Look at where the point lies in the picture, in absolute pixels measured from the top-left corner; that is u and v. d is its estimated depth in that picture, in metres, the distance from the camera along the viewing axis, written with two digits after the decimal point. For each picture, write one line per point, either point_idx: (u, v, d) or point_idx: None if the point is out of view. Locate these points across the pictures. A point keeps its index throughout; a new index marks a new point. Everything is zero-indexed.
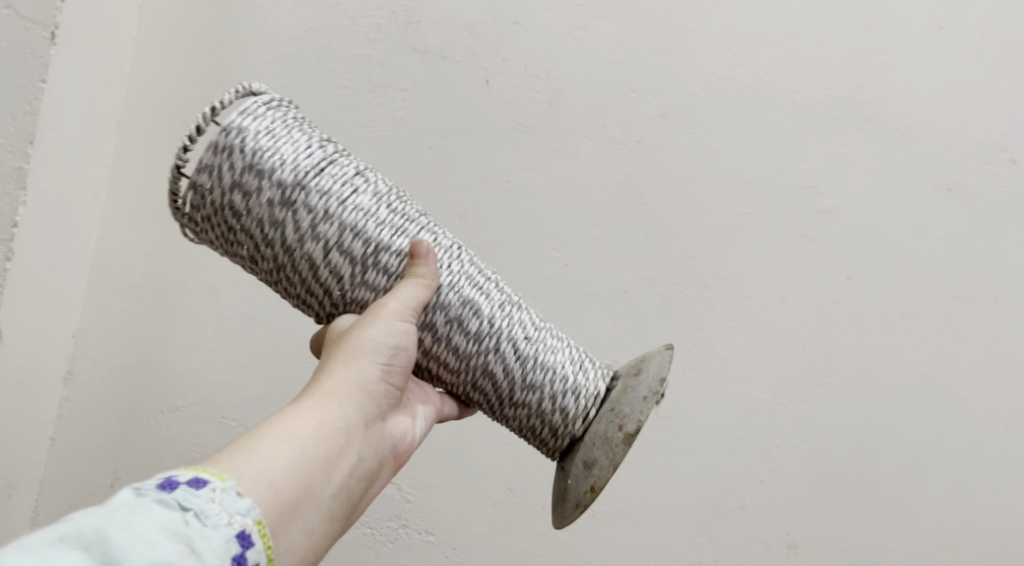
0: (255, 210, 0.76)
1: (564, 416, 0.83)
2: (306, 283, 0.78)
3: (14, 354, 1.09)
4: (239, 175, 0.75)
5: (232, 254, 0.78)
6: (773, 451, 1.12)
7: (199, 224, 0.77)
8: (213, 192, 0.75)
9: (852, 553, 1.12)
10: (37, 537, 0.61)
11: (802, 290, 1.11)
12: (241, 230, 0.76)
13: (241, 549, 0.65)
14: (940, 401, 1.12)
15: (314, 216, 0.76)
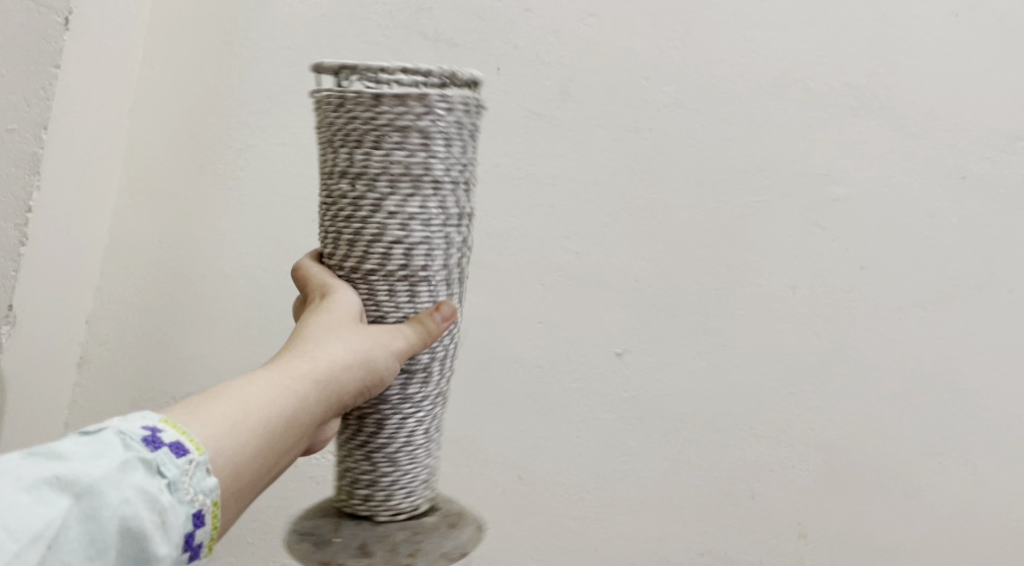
0: (392, 157, 0.75)
1: (386, 495, 0.79)
2: (355, 237, 0.77)
3: (29, 339, 1.10)
4: (411, 131, 0.75)
5: (336, 150, 0.76)
6: (784, 441, 1.11)
7: (342, 107, 0.75)
8: (382, 116, 0.74)
9: (862, 542, 1.12)
10: (22, 465, 0.57)
11: (815, 279, 1.11)
12: (366, 151, 0.75)
13: (193, 529, 0.60)
14: (952, 391, 1.11)
15: (420, 212, 0.76)
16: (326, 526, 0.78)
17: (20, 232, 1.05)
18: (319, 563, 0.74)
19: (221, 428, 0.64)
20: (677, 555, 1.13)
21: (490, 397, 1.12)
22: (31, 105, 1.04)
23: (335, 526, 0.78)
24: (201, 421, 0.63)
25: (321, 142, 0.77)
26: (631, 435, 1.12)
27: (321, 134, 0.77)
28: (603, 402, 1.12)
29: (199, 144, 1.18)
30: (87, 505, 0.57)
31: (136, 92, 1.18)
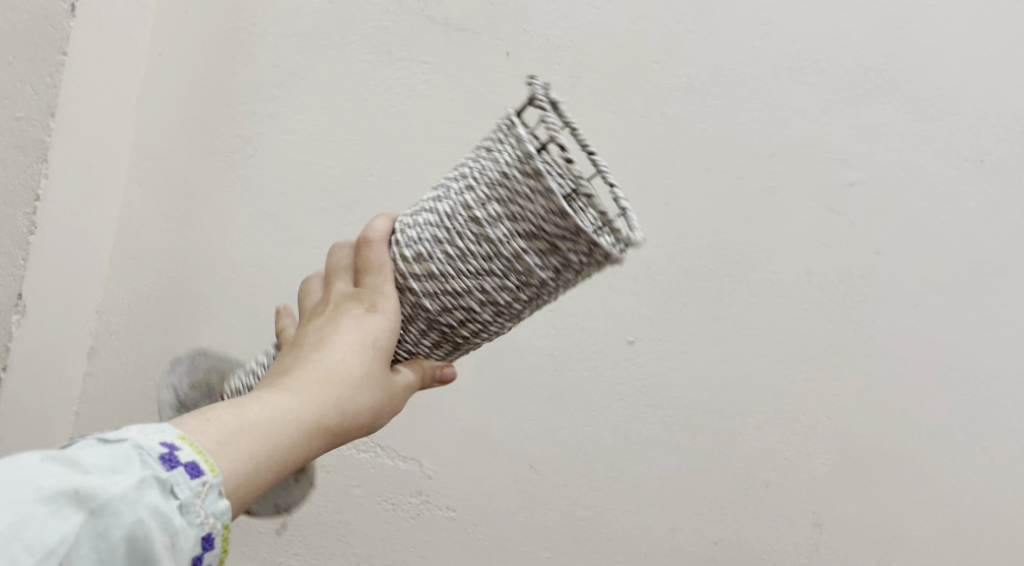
0: (525, 254, 0.68)
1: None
2: (436, 275, 0.71)
3: (40, 330, 1.09)
4: (560, 257, 0.68)
5: (491, 197, 0.69)
6: (799, 429, 1.10)
7: (529, 178, 0.68)
8: (549, 226, 0.68)
9: (877, 531, 1.11)
10: (45, 473, 0.58)
11: (829, 265, 1.09)
12: (512, 228, 0.68)
13: (201, 552, 0.60)
14: (970, 378, 1.09)
15: (501, 307, 0.70)
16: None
17: (30, 220, 1.04)
18: None
19: (240, 464, 0.63)
20: (690, 544, 1.11)
21: (501, 386, 1.12)
22: (39, 91, 1.03)
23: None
24: (230, 454, 0.63)
25: (488, 173, 0.70)
26: (643, 423, 1.11)
27: (492, 164, 0.70)
28: (614, 390, 1.11)
29: (207, 132, 1.18)
30: (101, 522, 0.57)
31: (144, 81, 1.18)
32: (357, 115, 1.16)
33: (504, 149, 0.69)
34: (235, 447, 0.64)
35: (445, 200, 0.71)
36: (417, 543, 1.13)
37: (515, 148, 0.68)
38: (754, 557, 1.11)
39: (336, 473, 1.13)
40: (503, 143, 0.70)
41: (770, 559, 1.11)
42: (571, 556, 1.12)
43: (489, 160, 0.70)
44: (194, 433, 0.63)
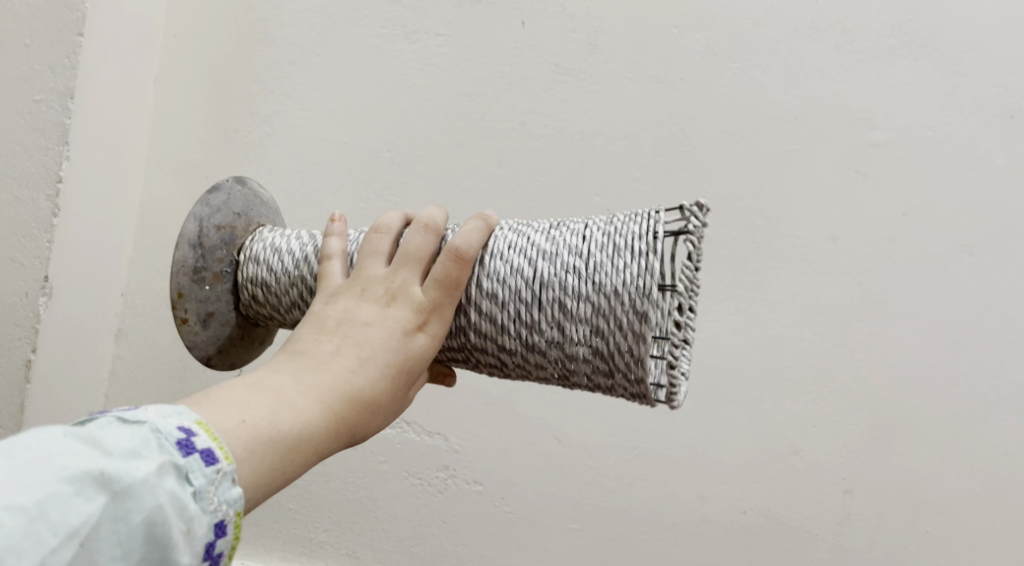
0: (583, 360, 0.73)
1: (250, 303, 0.84)
2: (499, 323, 0.73)
3: (68, 312, 1.09)
4: (607, 383, 0.73)
5: (591, 300, 0.71)
6: (828, 395, 1.08)
7: (632, 313, 0.71)
8: (616, 361, 0.72)
9: (913, 498, 1.08)
10: (68, 453, 0.57)
11: (856, 228, 1.07)
12: (588, 336, 0.72)
13: (214, 539, 0.59)
14: (1005, 340, 1.06)
15: (530, 372, 0.75)
16: (215, 269, 0.83)
17: (52, 203, 1.04)
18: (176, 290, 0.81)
19: (261, 460, 0.62)
20: (718, 513, 1.10)
21: None
22: (58, 73, 1.04)
23: (220, 276, 0.83)
24: (256, 459, 0.62)
25: (603, 279, 0.71)
26: None
27: (611, 270, 0.71)
28: None
29: (226, 113, 1.18)
30: (122, 504, 0.56)
31: (162, 63, 1.18)
32: (373, 90, 1.15)
33: (631, 268, 0.71)
34: (256, 439, 0.62)
35: (548, 261, 0.73)
36: (445, 517, 1.13)
37: (639, 277, 0.70)
38: (785, 526, 1.09)
39: (364, 450, 1.14)
40: (635, 258, 0.71)
41: (802, 527, 1.09)
42: (600, 528, 1.11)
43: (612, 267, 0.72)
44: (215, 421, 0.61)
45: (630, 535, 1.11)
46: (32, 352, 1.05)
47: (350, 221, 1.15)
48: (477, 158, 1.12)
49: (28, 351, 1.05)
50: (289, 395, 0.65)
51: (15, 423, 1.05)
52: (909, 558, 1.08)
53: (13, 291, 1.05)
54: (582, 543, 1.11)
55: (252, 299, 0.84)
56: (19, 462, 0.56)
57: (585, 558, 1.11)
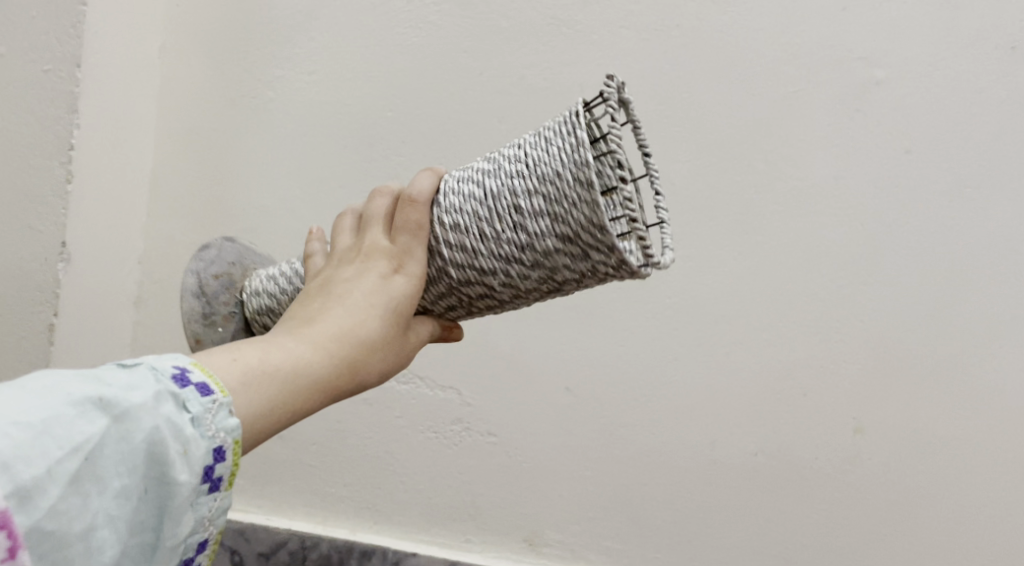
0: (557, 253, 0.68)
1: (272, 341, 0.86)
2: (468, 250, 0.71)
3: (88, 279, 1.12)
4: (591, 264, 0.68)
5: (540, 190, 0.68)
6: (835, 336, 1.08)
7: (578, 185, 0.67)
8: (586, 236, 0.67)
9: (923, 434, 1.08)
10: (70, 381, 0.59)
11: (857, 168, 1.07)
12: (550, 227, 0.68)
13: (213, 463, 0.61)
14: (1012, 273, 1.06)
15: (521, 291, 0.71)
16: (223, 311, 0.85)
17: (65, 169, 1.06)
18: (193, 340, 0.85)
19: (255, 394, 0.64)
20: (730, 456, 1.11)
21: (533, 312, 1.13)
22: (63, 41, 1.05)
23: (230, 317, 0.85)
24: (252, 393, 0.64)
25: (542, 167, 0.68)
26: (677, 339, 1.11)
27: (548, 157, 0.68)
28: (646, 309, 1.11)
29: (230, 80, 1.19)
30: (124, 425, 0.59)
31: (166, 32, 1.19)
32: (371, 50, 1.16)
33: (564, 147, 0.67)
34: (249, 375, 0.65)
35: (493, 176, 0.71)
36: (461, 469, 1.15)
37: (573, 151, 0.67)
38: (796, 466, 1.10)
39: (379, 406, 1.17)
40: (565, 139, 0.68)
41: (813, 467, 1.10)
42: (613, 474, 1.13)
43: (546, 153, 0.68)
44: (207, 360, 0.64)
45: (643, 480, 1.13)
46: (54, 315, 1.08)
47: (356, 183, 1.17)
48: (477, 114, 1.13)
49: (50, 314, 1.08)
50: (276, 343, 0.67)
51: None
52: (922, 494, 1.09)
53: (32, 256, 1.08)
54: (597, 490, 1.13)
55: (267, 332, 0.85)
56: (22, 389, 0.58)
57: (600, 504, 1.13)
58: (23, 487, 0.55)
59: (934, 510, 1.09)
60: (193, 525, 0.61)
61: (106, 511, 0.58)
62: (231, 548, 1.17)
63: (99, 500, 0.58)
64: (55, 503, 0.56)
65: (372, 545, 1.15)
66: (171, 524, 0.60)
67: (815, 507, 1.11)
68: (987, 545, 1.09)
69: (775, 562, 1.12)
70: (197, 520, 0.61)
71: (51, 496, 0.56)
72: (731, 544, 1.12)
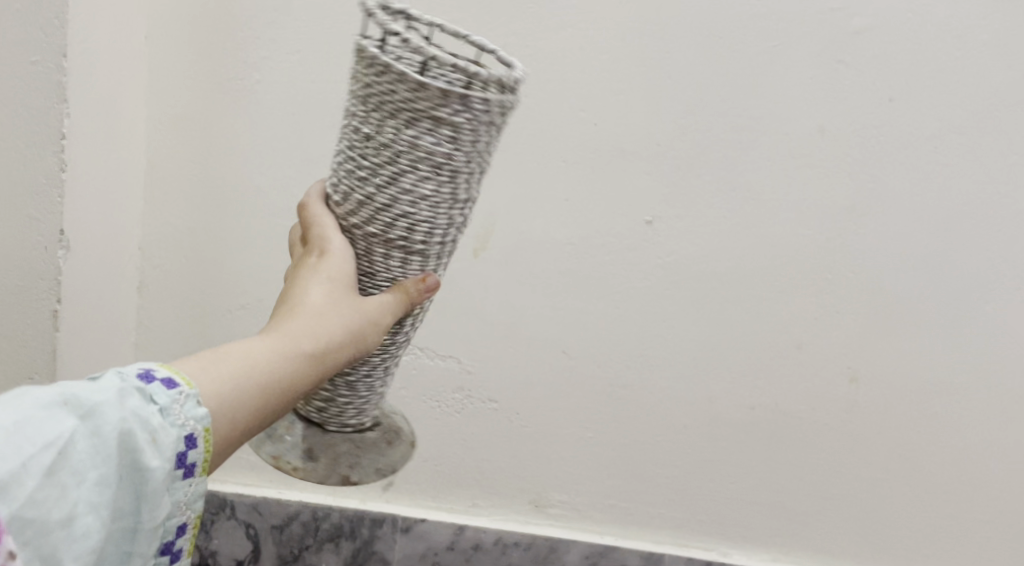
0: (419, 141, 0.69)
1: (333, 414, 0.80)
2: (363, 200, 0.73)
3: (89, 266, 1.14)
4: (447, 123, 0.69)
5: (367, 109, 0.71)
6: (826, 287, 1.09)
7: (382, 77, 0.69)
8: (419, 103, 0.69)
9: (916, 380, 1.10)
10: (38, 387, 0.61)
11: (843, 119, 1.07)
12: (396, 127, 0.70)
13: (185, 449, 0.63)
14: (997, 216, 1.07)
15: (430, 195, 0.72)
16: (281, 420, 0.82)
17: (58, 159, 1.07)
18: (268, 459, 0.79)
19: (214, 375, 0.66)
20: (728, 411, 1.13)
21: (531, 280, 1.13)
22: (49, 34, 1.05)
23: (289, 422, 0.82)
24: (211, 374, 0.65)
25: (355, 95, 0.72)
26: (670, 300, 1.12)
27: (357, 84, 0.72)
28: (639, 271, 1.11)
29: (213, 62, 1.18)
30: (93, 421, 0.60)
31: (148, 14, 1.17)
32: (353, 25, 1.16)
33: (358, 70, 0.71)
34: (206, 362, 0.66)
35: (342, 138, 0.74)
36: (464, 436, 1.17)
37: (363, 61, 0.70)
38: (793, 418, 1.12)
39: None
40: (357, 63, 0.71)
41: (810, 417, 1.12)
42: (613, 435, 1.15)
43: (354, 86, 0.72)
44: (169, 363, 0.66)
45: (643, 439, 1.14)
46: (57, 301, 1.10)
47: None
48: None
49: (53, 301, 1.10)
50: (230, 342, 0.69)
51: (51, 368, 1.12)
52: (918, 438, 1.11)
53: (34, 246, 1.09)
54: (598, 450, 1.15)
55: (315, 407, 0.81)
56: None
57: (603, 463, 1.15)
58: (0, 480, 0.57)
59: (927, 451, 1.12)
60: (170, 509, 0.63)
61: (84, 500, 0.60)
62: (245, 522, 1.19)
63: (76, 489, 0.59)
64: (32, 493, 0.58)
65: (381, 513, 1.18)
66: (149, 508, 0.62)
67: (812, 456, 1.13)
68: (978, 483, 1.13)
69: (774, 509, 1.15)
70: (174, 504, 0.63)
71: (29, 488, 0.58)
72: (731, 495, 1.15)
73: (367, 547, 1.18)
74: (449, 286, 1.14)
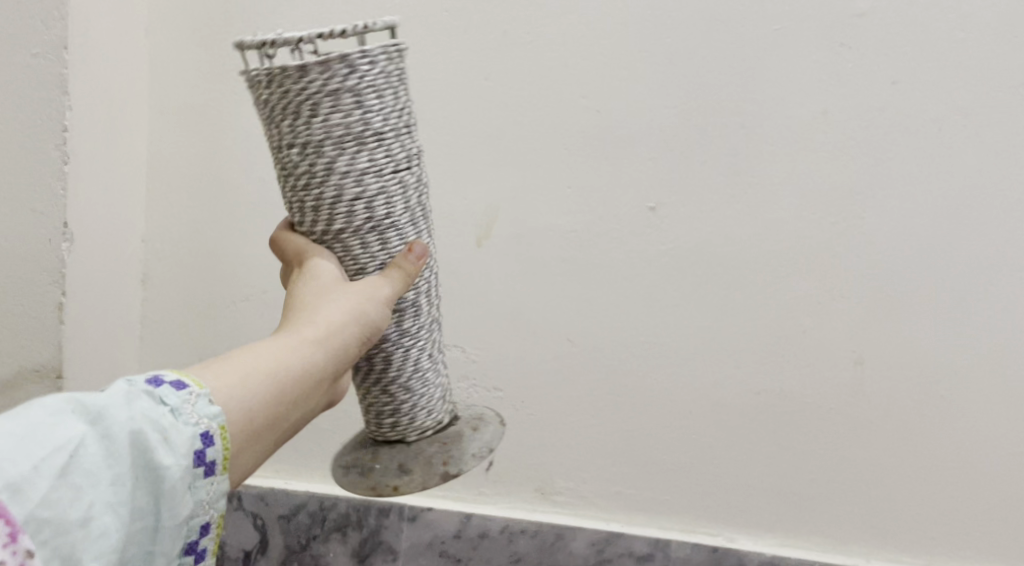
0: (332, 121, 0.75)
1: (408, 422, 0.93)
2: (318, 203, 0.78)
3: (93, 258, 1.13)
4: (344, 89, 0.75)
5: (280, 125, 0.77)
6: (829, 271, 1.09)
7: (275, 87, 0.75)
8: (312, 83, 0.74)
9: (922, 364, 1.10)
10: (47, 397, 0.61)
11: (846, 102, 1.06)
12: (310, 123, 0.76)
13: (203, 447, 0.63)
14: (1004, 198, 1.06)
15: (369, 164, 0.77)
16: (371, 466, 0.92)
17: (61, 151, 1.07)
18: (370, 489, 0.89)
19: (220, 367, 0.67)
20: (733, 397, 1.13)
21: (534, 267, 1.13)
22: (50, 26, 1.06)
23: (377, 461, 0.92)
24: (216, 367, 0.67)
25: (265, 120, 0.78)
26: (674, 286, 1.11)
27: (263, 113, 0.78)
28: (643, 258, 1.11)
29: (212, 57, 1.17)
30: (103, 423, 0.60)
31: (150, 6, 1.17)
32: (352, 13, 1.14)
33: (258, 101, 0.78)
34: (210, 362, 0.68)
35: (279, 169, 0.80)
36: None
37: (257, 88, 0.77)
38: (798, 403, 1.12)
39: None
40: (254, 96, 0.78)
41: (815, 402, 1.12)
42: (618, 423, 1.15)
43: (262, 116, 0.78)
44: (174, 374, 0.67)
45: (649, 426, 1.14)
46: (62, 294, 1.10)
47: None
48: (463, 73, 1.12)
49: (59, 293, 1.10)
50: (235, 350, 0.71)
51: (57, 362, 1.11)
52: (923, 422, 1.11)
53: (38, 238, 1.09)
54: (604, 437, 1.15)
55: (392, 426, 0.93)
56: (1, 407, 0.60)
57: (609, 450, 1.15)
58: (12, 482, 0.57)
59: (934, 435, 1.11)
60: (192, 508, 0.62)
61: (100, 501, 0.59)
62: (252, 513, 1.20)
63: (92, 490, 0.59)
64: (46, 495, 0.58)
65: (387, 502, 1.18)
66: (168, 507, 0.61)
67: (818, 441, 1.13)
68: (989, 469, 1.11)
69: (780, 495, 1.14)
70: (196, 503, 0.62)
71: (42, 489, 0.58)
72: (738, 482, 1.14)
73: (374, 537, 1.17)
74: (452, 274, 1.15)
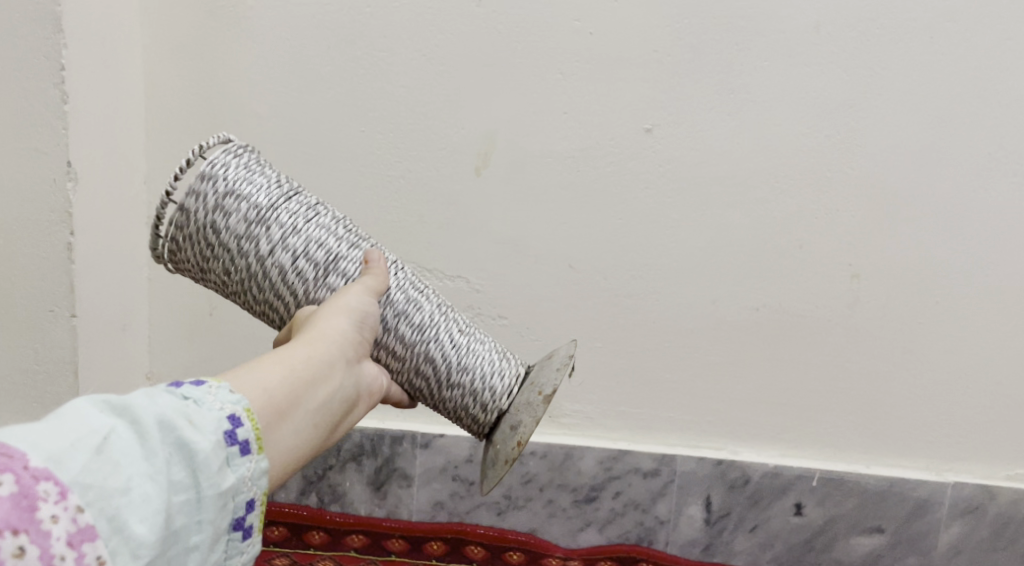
0: (232, 228, 0.77)
1: (492, 396, 0.84)
2: (276, 293, 0.78)
3: (99, 201, 1.12)
4: (222, 198, 0.76)
5: (208, 271, 0.78)
6: (826, 185, 1.10)
7: (181, 247, 0.77)
8: (196, 212, 0.76)
9: (915, 272, 1.12)
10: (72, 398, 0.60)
11: (839, 14, 1.06)
12: (221, 245, 0.77)
13: (232, 427, 0.62)
14: (993, 102, 1.07)
15: (285, 232, 0.78)
16: (494, 453, 0.84)
17: (60, 90, 1.05)
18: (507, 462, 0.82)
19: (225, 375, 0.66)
20: (731, 313, 1.14)
21: (534, 194, 1.14)
22: None
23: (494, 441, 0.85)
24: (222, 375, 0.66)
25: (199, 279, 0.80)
26: (671, 207, 1.12)
27: (195, 276, 0.79)
28: (640, 180, 1.12)
29: None
30: (131, 409, 0.59)
31: None
32: None
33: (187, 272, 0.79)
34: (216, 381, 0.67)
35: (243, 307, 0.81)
36: None
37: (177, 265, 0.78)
38: (797, 316, 1.14)
39: None
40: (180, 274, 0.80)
41: (814, 315, 1.14)
42: (621, 343, 1.17)
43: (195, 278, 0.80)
44: None
45: (650, 345, 1.17)
46: (70, 235, 1.09)
47: (346, 84, 1.13)
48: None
49: (67, 234, 1.09)
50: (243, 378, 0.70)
51: (70, 303, 1.11)
52: (919, 329, 1.13)
53: (41, 181, 1.08)
54: (609, 359, 1.17)
55: (482, 410, 0.85)
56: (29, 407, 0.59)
57: (613, 373, 1.18)
58: (51, 456, 0.56)
59: (928, 342, 1.14)
60: (235, 484, 0.61)
61: (140, 473, 0.58)
62: None
63: (129, 462, 0.58)
64: (86, 466, 0.56)
65: (400, 431, 1.19)
66: (208, 478, 0.60)
67: (818, 352, 1.15)
68: (981, 371, 1.14)
69: (781, 408, 1.17)
70: (239, 479, 0.61)
71: (81, 462, 0.56)
72: (739, 396, 1.17)
73: (388, 465, 1.21)
74: (454, 204, 1.15)
